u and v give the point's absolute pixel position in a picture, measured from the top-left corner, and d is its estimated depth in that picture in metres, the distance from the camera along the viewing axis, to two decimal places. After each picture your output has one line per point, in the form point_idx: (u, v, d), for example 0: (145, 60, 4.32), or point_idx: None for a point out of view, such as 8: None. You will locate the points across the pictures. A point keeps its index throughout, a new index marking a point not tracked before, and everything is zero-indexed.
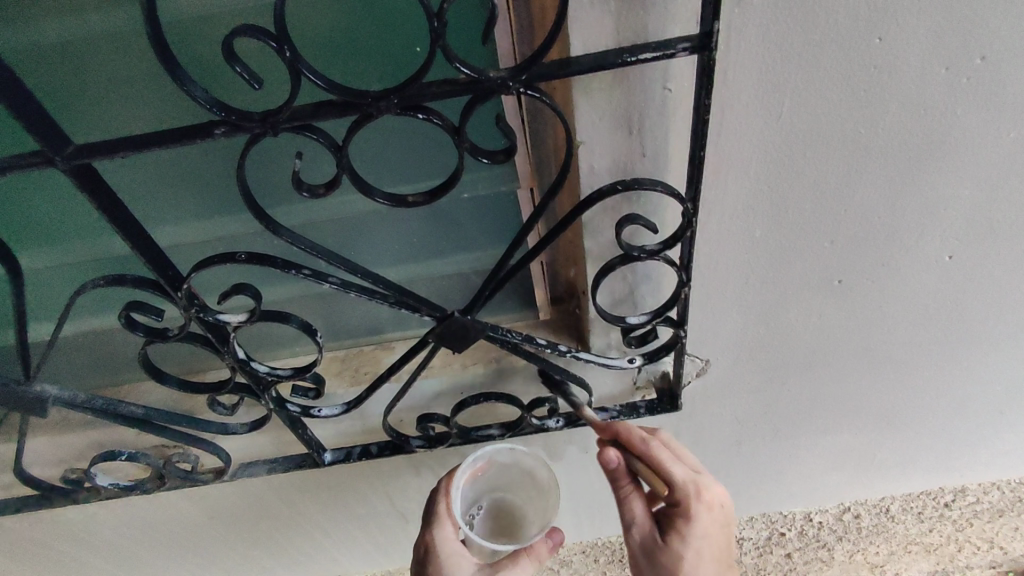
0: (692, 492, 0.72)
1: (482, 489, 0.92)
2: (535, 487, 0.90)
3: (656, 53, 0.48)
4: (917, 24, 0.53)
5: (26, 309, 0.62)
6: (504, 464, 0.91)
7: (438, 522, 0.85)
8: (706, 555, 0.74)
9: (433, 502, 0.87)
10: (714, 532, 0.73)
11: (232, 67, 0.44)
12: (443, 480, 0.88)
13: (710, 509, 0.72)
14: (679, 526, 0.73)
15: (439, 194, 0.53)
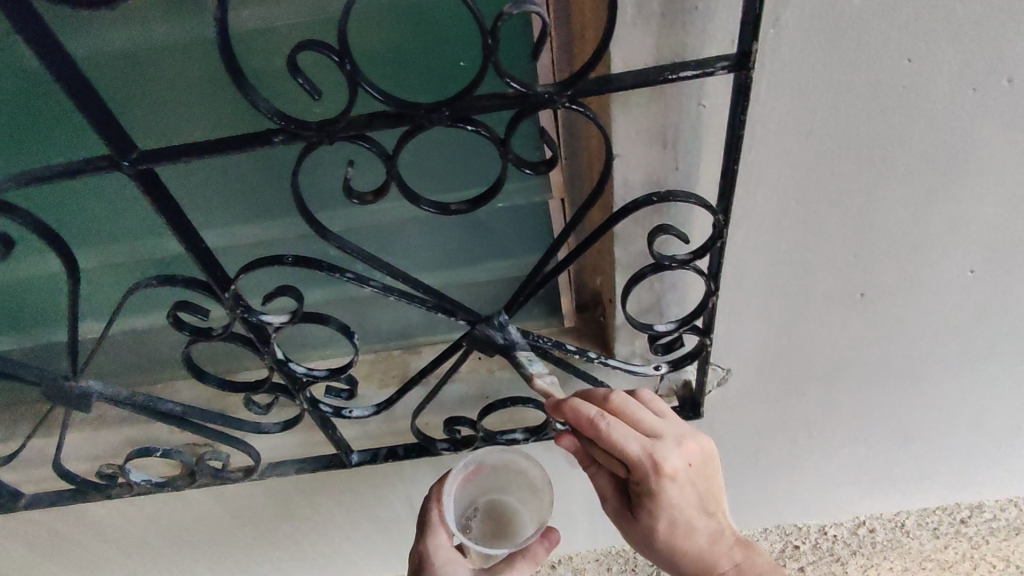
0: (650, 471, 0.64)
1: (476, 492, 0.89)
2: (530, 487, 0.87)
3: (695, 71, 0.50)
4: (945, 46, 0.55)
5: (78, 306, 0.64)
6: (497, 464, 0.88)
7: (431, 530, 0.83)
8: (679, 513, 0.69)
9: (426, 510, 0.85)
10: (686, 490, 0.67)
11: (295, 80, 0.47)
12: (434, 488, 0.85)
13: (674, 480, 0.65)
14: (647, 499, 0.68)
15: (482, 202, 0.56)
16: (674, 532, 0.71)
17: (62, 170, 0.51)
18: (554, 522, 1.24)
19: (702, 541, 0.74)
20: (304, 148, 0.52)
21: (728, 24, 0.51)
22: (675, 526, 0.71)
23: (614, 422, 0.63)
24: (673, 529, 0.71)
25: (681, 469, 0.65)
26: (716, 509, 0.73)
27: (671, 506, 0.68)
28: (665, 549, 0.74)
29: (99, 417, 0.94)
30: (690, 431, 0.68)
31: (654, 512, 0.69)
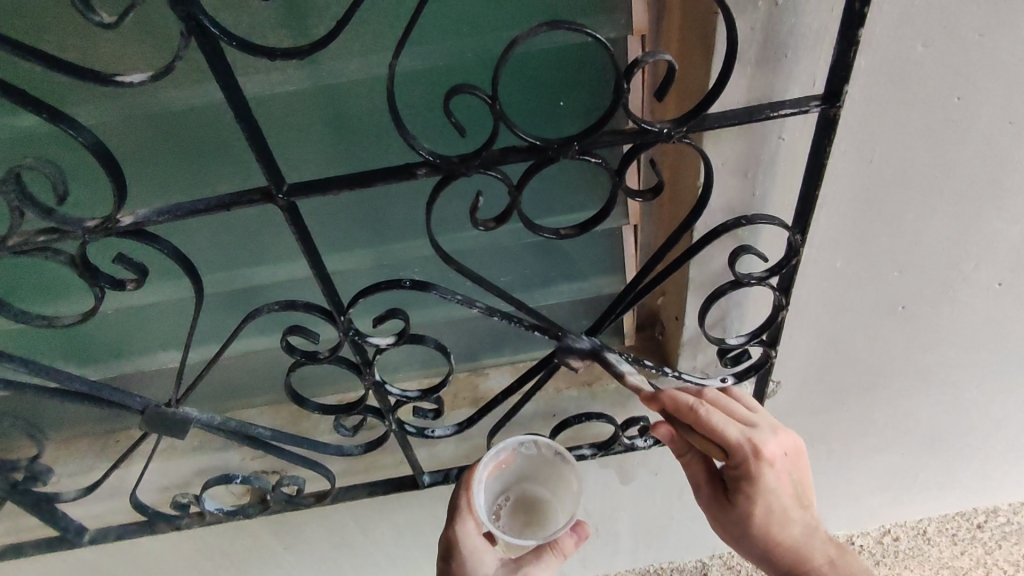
0: (750, 455, 0.71)
1: (507, 480, 0.86)
2: (563, 480, 0.84)
3: (793, 109, 0.57)
4: (993, 86, 0.63)
5: (194, 332, 0.67)
6: (531, 456, 0.84)
7: (459, 519, 0.82)
8: (777, 497, 0.75)
9: (456, 497, 0.83)
10: (779, 481, 0.73)
11: (449, 116, 0.50)
12: (465, 475, 0.83)
13: (772, 463, 0.72)
14: (745, 484, 0.74)
15: (592, 226, 0.60)
16: (769, 518, 0.77)
17: (219, 204, 0.56)
18: (598, 541, 1.27)
19: (797, 530, 0.79)
20: (440, 179, 0.56)
21: (813, 69, 0.58)
22: (770, 511, 0.76)
23: (711, 409, 0.71)
24: (770, 514, 0.76)
25: (779, 452, 0.72)
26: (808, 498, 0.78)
27: (769, 490, 0.74)
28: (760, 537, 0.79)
29: (170, 447, 0.94)
30: (780, 422, 0.75)
31: (752, 497, 0.75)
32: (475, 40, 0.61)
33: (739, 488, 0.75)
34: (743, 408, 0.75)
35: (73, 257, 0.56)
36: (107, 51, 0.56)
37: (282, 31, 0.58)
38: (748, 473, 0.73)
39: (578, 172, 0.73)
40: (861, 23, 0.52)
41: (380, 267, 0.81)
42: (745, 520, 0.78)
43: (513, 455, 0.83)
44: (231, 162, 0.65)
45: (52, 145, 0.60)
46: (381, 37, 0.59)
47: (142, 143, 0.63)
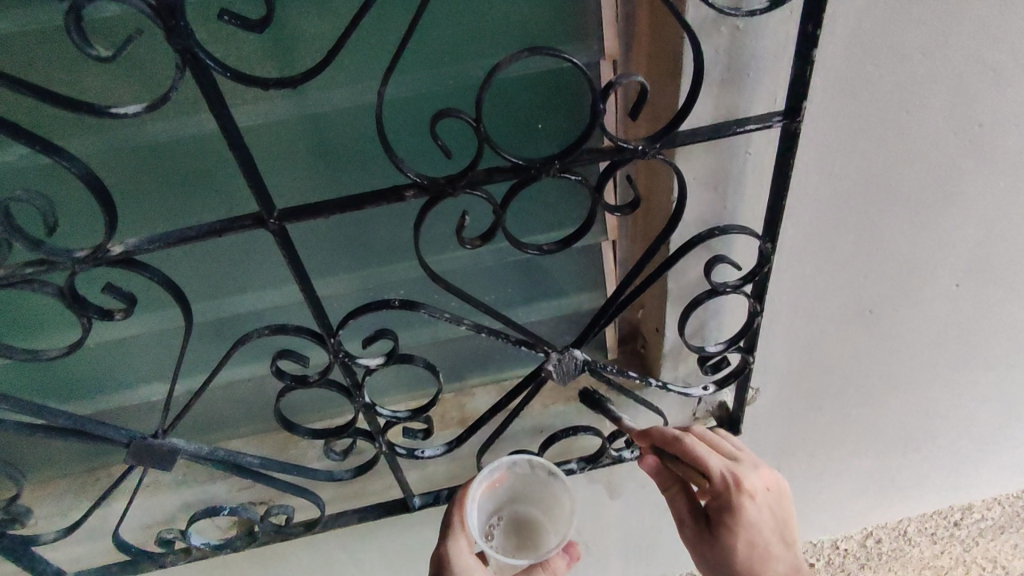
0: (732, 485, 0.75)
1: (500, 500, 0.86)
2: (555, 499, 0.84)
3: (758, 124, 0.61)
4: (934, 99, 0.68)
5: (184, 360, 0.67)
6: (524, 475, 0.84)
7: (452, 534, 0.80)
8: (760, 534, 0.77)
9: (448, 514, 0.82)
10: (763, 514, 0.76)
11: (435, 137, 0.52)
12: (459, 492, 0.83)
13: (752, 497, 0.76)
14: (727, 517, 0.77)
15: (574, 240, 0.62)
16: (753, 558, 0.78)
17: (211, 230, 0.57)
18: (590, 558, 1.27)
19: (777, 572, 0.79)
20: (428, 200, 0.57)
21: (773, 88, 0.62)
22: (754, 548, 0.78)
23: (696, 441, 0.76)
24: (753, 552, 0.78)
25: (761, 484, 0.76)
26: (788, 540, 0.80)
27: (752, 524, 0.76)
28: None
29: (153, 482, 0.93)
30: (763, 461, 0.79)
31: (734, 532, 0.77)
32: (455, 68, 0.64)
33: (721, 522, 0.78)
34: (729, 445, 0.79)
35: (62, 287, 0.56)
36: (98, 84, 0.57)
37: (269, 63, 0.60)
38: (730, 503, 0.76)
39: (557, 191, 0.77)
40: (814, 45, 0.56)
41: (365, 291, 0.82)
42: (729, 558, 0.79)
43: (507, 473, 0.84)
44: (218, 191, 0.66)
45: (39, 177, 0.61)
46: (364, 66, 0.61)
47: (128, 174, 0.63)
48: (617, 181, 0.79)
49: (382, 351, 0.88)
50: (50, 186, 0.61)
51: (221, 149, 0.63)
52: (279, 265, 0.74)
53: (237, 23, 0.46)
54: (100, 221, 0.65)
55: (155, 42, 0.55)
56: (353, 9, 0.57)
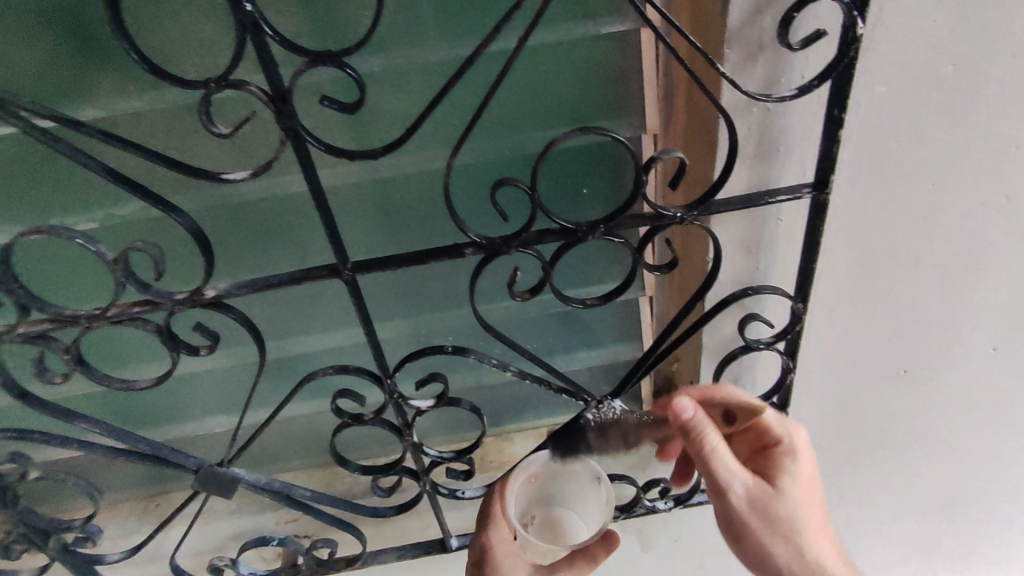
0: (789, 429, 0.79)
1: (534, 498, 0.86)
2: (590, 495, 0.84)
3: (789, 195, 0.66)
4: (962, 173, 0.71)
5: (255, 395, 0.73)
6: (556, 472, 0.85)
7: (495, 524, 0.89)
8: (808, 492, 0.77)
9: (489, 503, 0.89)
10: (796, 448, 0.79)
11: (494, 200, 0.58)
12: (498, 483, 0.87)
13: (802, 448, 0.79)
14: (786, 461, 0.78)
15: (616, 295, 0.67)
16: (808, 517, 0.76)
17: (292, 278, 0.64)
18: None
19: (816, 542, 0.76)
20: (485, 257, 0.63)
21: (804, 162, 0.68)
22: (804, 503, 0.76)
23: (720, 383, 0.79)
24: (807, 507, 0.76)
25: (806, 438, 0.80)
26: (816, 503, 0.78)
27: (804, 475, 0.78)
28: (793, 539, 0.75)
29: (208, 510, 0.98)
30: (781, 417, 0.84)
31: (796, 482, 0.77)
32: (512, 140, 0.72)
33: (777, 471, 0.78)
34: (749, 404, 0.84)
35: (160, 326, 0.63)
36: (206, 151, 0.66)
37: (352, 135, 0.69)
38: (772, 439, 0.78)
39: (599, 250, 0.82)
40: (839, 126, 0.62)
41: (418, 336, 0.88)
42: (791, 515, 0.75)
43: (541, 468, 0.85)
44: (297, 243, 0.75)
45: (149, 226, 0.70)
46: (434, 138, 0.69)
47: (223, 227, 0.72)
48: (656, 243, 0.84)
49: (432, 394, 0.94)
50: (157, 235, 0.70)
51: (303, 208, 0.71)
52: (345, 311, 0.81)
53: (335, 107, 0.52)
54: (196, 266, 0.74)
55: (262, 120, 0.64)
56: (427, 92, 0.66)
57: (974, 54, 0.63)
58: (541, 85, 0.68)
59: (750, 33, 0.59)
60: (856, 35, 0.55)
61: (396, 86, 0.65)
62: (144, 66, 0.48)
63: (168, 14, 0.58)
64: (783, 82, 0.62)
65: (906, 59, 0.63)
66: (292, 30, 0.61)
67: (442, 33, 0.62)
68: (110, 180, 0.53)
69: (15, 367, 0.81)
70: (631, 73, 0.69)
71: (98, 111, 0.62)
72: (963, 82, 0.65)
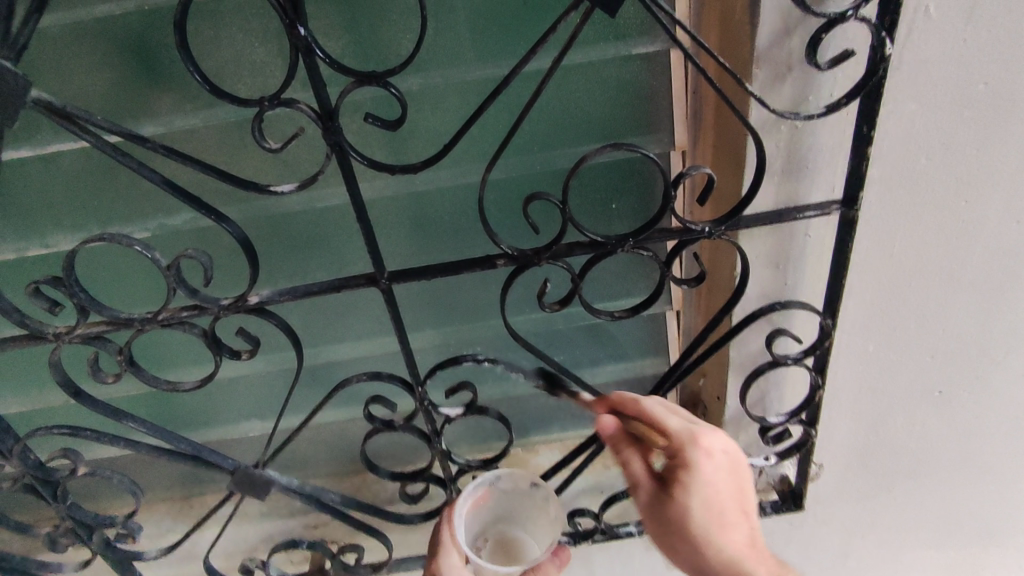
0: (689, 442, 0.69)
1: (486, 519, 0.85)
2: (538, 512, 0.83)
3: (817, 211, 0.67)
4: (995, 190, 0.71)
5: (291, 399, 0.75)
6: (506, 492, 0.84)
7: (444, 551, 0.82)
8: (718, 502, 0.69)
9: (439, 530, 0.84)
10: (717, 476, 0.68)
11: (527, 214, 0.60)
12: (447, 508, 0.84)
13: (702, 461, 0.68)
14: (682, 473, 0.69)
15: (644, 308, 0.68)
16: (707, 525, 0.69)
17: (331, 286, 0.66)
18: None
19: (730, 549, 0.70)
20: (516, 268, 0.66)
21: (832, 179, 0.68)
22: (710, 513, 0.69)
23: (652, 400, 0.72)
24: (709, 516, 0.69)
25: (717, 448, 0.68)
26: (751, 512, 0.71)
27: (709, 485, 0.68)
28: (697, 546, 0.70)
29: (240, 512, 1.00)
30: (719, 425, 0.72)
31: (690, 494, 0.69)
32: (543, 156, 0.74)
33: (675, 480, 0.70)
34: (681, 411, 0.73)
35: (206, 330, 0.66)
36: (252, 164, 0.70)
37: (389, 151, 0.72)
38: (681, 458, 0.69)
39: (626, 265, 0.84)
40: (868, 144, 0.63)
41: (447, 346, 0.90)
42: (681, 521, 0.70)
43: (490, 490, 0.83)
44: (334, 253, 0.78)
45: (199, 236, 0.73)
46: (468, 154, 0.71)
47: (265, 237, 0.76)
48: (684, 258, 0.86)
49: (460, 403, 0.95)
50: (206, 244, 0.74)
51: (341, 219, 0.74)
52: (377, 320, 0.84)
53: (379, 124, 0.55)
54: (244, 274, 0.77)
55: (305, 136, 0.68)
56: (463, 109, 0.69)
57: (1004, 72, 0.63)
58: (573, 102, 0.71)
59: (779, 52, 0.61)
60: (884, 55, 0.57)
61: (434, 103, 0.68)
62: (205, 88, 0.52)
63: (226, 36, 0.62)
64: (812, 100, 0.63)
65: (935, 78, 0.64)
66: (338, 51, 0.65)
67: (478, 54, 0.65)
68: (167, 190, 0.56)
69: (68, 367, 0.85)
70: (660, 92, 0.71)
71: (156, 128, 0.66)
72: (994, 100, 0.65)
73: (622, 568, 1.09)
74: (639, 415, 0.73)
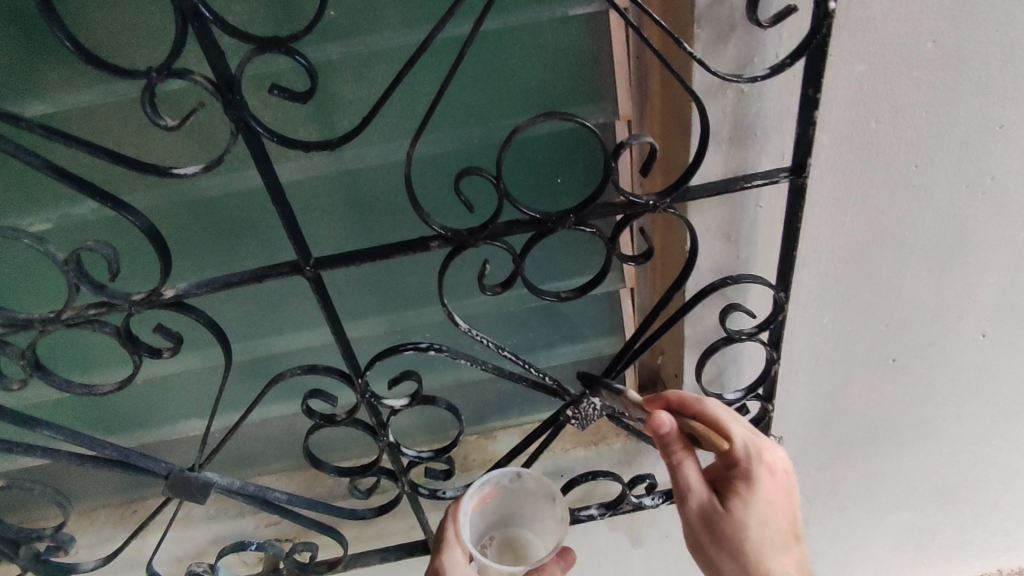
0: (754, 452, 0.68)
1: (491, 519, 0.80)
2: (546, 511, 0.77)
3: (765, 180, 0.64)
4: (942, 154, 0.69)
5: (221, 396, 0.70)
6: (513, 489, 0.79)
7: (446, 550, 0.76)
8: (772, 520, 0.69)
9: (443, 528, 0.77)
10: (778, 495, 0.69)
11: (459, 193, 0.56)
12: (452, 504, 0.78)
13: (766, 472, 0.68)
14: (741, 484, 0.69)
15: (592, 287, 0.65)
16: (762, 541, 0.68)
17: (253, 276, 0.61)
18: None
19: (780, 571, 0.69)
20: (452, 250, 0.62)
21: (780, 146, 0.66)
22: (765, 531, 0.68)
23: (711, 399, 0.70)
24: (760, 533, 0.68)
25: (780, 462, 0.69)
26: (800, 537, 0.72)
27: (765, 501, 0.68)
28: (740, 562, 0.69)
29: (186, 516, 0.96)
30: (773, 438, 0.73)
31: (748, 505, 0.68)
32: (480, 128, 0.70)
33: (734, 489, 0.69)
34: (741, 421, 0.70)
35: (118, 327, 0.61)
36: (160, 146, 0.64)
37: (315, 125, 0.67)
38: (745, 470, 0.68)
39: (572, 241, 0.81)
40: (815, 107, 0.59)
41: (394, 333, 0.87)
42: (737, 538, 0.68)
43: (496, 487, 0.79)
44: (262, 239, 0.73)
45: (106, 227, 0.68)
46: (397, 129, 0.67)
47: (184, 225, 0.70)
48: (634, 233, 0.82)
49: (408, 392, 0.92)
50: (117, 237, 0.68)
51: (265, 202, 0.69)
52: (314, 309, 0.79)
53: (286, 96, 0.50)
54: (155, 270, 0.72)
55: (213, 110, 0.63)
56: (389, 80, 0.64)
57: (952, 28, 0.61)
58: (507, 70, 0.67)
59: (719, 11, 0.57)
60: (829, 11, 0.53)
61: (358, 73, 0.64)
62: (83, 59, 0.46)
63: (116, 4, 0.56)
64: (756, 62, 0.60)
65: (883, 36, 0.61)
66: (245, 18, 0.59)
67: (402, 18, 0.61)
68: (54, 176, 0.51)
69: None
70: (599, 58, 0.67)
71: (44, 107, 0.60)
72: (944, 58, 0.62)
73: (587, 551, 1.08)
74: (698, 415, 0.69)
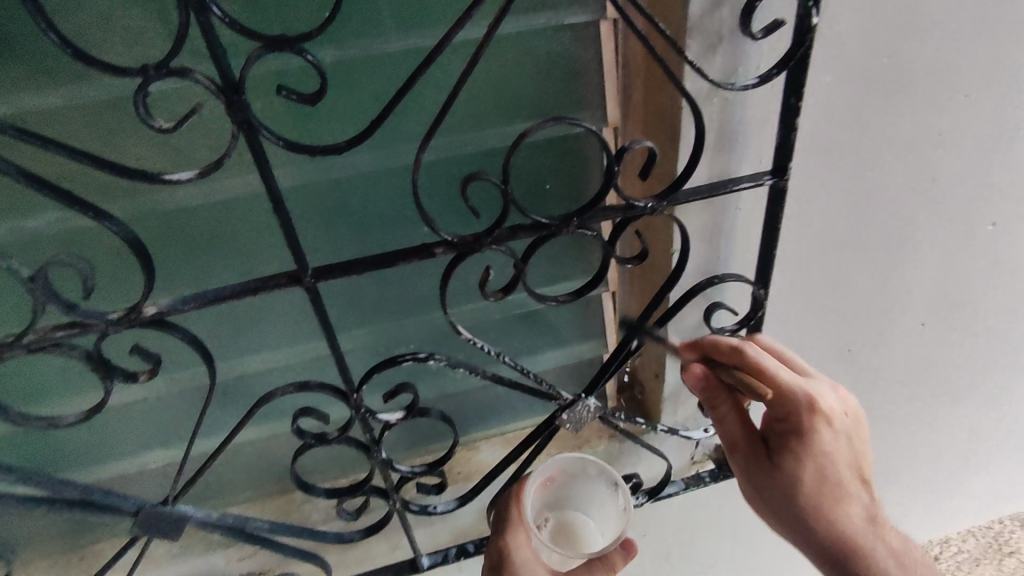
0: (808, 404, 0.72)
1: (548, 501, 0.87)
2: (606, 499, 0.85)
3: (751, 183, 0.68)
4: (895, 159, 0.75)
5: (202, 421, 0.65)
6: (574, 475, 0.86)
7: (511, 529, 0.82)
8: (825, 469, 0.72)
9: (506, 509, 0.83)
10: (834, 441, 0.72)
11: (465, 196, 0.54)
12: (516, 485, 0.84)
13: (821, 420, 0.72)
14: (794, 437, 0.73)
15: (587, 290, 0.65)
16: (817, 490, 0.72)
17: (245, 289, 0.57)
18: None
19: (846, 514, 0.73)
20: (456, 256, 0.60)
21: (760, 152, 0.70)
22: (822, 478, 0.72)
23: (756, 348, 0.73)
24: (817, 484, 0.72)
25: (833, 409, 0.72)
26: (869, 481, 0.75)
27: (823, 453, 0.72)
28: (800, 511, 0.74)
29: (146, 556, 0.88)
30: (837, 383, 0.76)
31: (801, 457, 0.73)
32: (472, 135, 0.70)
33: (788, 441, 0.74)
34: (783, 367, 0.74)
35: (91, 350, 0.55)
36: (135, 151, 0.60)
37: (304, 131, 0.64)
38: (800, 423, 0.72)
39: (559, 247, 0.82)
40: (796, 114, 0.64)
41: (376, 346, 0.84)
42: (790, 488, 0.73)
43: (561, 472, 0.86)
44: (242, 253, 0.69)
45: (70, 240, 0.62)
46: (390, 135, 0.65)
47: (156, 237, 0.65)
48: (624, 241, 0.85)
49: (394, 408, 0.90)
50: (81, 250, 0.63)
51: (249, 212, 0.66)
52: (295, 323, 0.76)
53: (295, 98, 0.48)
54: (132, 283, 0.66)
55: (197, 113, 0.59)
56: (385, 85, 0.63)
57: (906, 45, 0.67)
58: (502, 76, 0.67)
59: (710, 23, 0.60)
60: (811, 26, 0.58)
61: (352, 79, 0.62)
62: (66, 54, 0.41)
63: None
64: (741, 72, 0.64)
65: (850, 50, 0.66)
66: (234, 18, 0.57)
67: (400, 22, 0.59)
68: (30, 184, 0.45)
69: None
70: (590, 66, 0.69)
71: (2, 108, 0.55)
72: (900, 71, 0.68)
73: None
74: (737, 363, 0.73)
